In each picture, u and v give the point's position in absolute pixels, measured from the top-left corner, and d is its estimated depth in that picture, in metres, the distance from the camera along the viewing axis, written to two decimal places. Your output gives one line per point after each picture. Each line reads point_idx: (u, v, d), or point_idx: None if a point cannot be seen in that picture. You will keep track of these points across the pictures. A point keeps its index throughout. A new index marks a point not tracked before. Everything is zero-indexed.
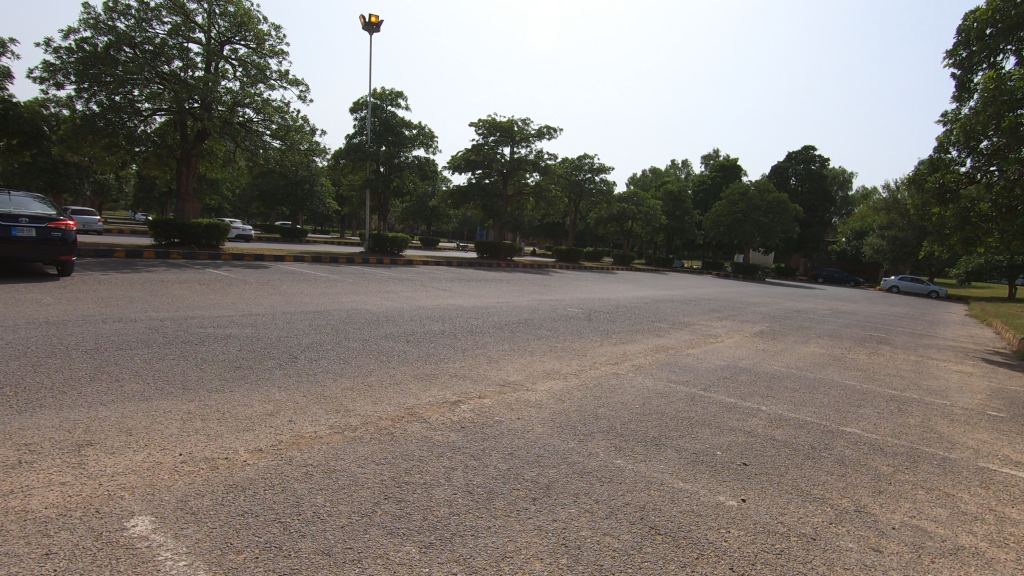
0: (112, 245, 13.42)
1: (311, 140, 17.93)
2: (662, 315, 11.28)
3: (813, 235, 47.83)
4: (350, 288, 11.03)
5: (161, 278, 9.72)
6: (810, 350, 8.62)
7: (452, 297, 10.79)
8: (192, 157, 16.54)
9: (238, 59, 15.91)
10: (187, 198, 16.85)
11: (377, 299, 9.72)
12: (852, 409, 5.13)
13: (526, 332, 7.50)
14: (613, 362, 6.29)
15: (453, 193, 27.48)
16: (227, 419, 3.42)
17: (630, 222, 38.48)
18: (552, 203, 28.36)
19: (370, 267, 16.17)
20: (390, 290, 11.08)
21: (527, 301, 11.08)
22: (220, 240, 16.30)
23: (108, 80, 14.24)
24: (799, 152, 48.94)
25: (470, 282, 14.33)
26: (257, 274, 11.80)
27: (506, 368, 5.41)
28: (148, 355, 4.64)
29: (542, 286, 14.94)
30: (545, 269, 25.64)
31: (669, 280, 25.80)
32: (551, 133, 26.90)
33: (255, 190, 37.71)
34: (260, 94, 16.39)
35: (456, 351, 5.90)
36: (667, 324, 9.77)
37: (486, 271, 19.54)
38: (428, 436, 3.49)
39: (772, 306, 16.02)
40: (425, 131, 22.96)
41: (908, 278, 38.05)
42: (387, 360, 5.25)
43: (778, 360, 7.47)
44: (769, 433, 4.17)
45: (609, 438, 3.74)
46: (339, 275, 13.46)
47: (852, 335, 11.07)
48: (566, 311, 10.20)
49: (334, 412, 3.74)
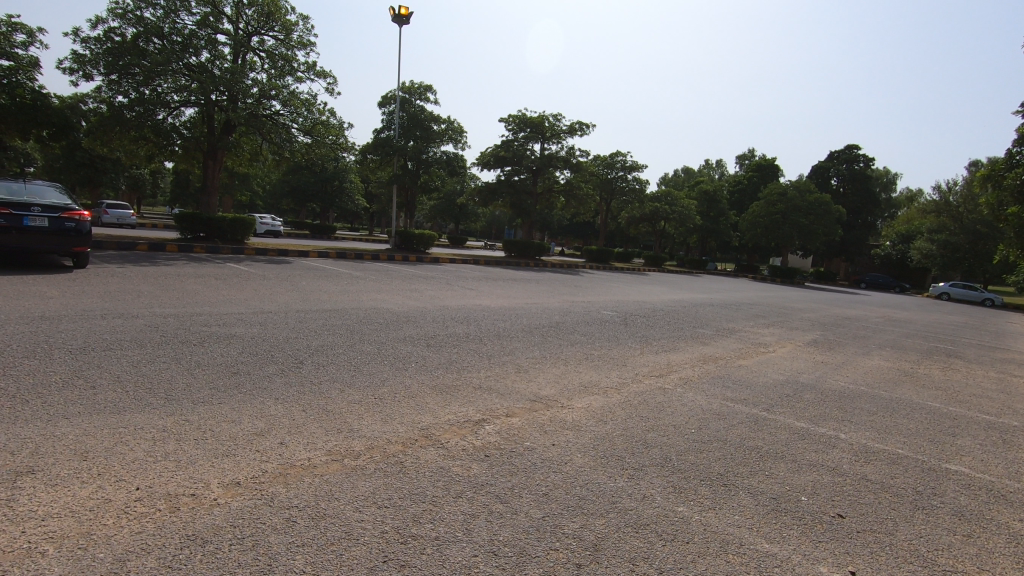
0: (136, 238, 13.25)
1: (338, 133, 17.60)
2: (704, 320, 10.47)
3: (856, 238, 45.79)
4: (372, 285, 10.54)
5: (178, 272, 9.37)
6: (876, 364, 7.73)
7: (479, 297, 10.19)
8: (219, 151, 16.37)
9: (265, 51, 15.68)
10: (213, 192, 16.67)
11: (399, 297, 9.17)
12: (948, 440, 4.31)
13: (558, 338, 6.84)
14: (658, 374, 5.58)
15: (481, 191, 26.90)
16: (203, 442, 2.84)
17: (663, 223, 37.35)
18: (583, 201, 27.60)
19: (395, 264, 15.72)
20: (414, 289, 10.54)
21: (557, 303, 10.40)
22: (245, 235, 16.06)
23: (136, 71, 14.14)
24: (842, 151, 46.96)
25: (498, 281, 13.72)
26: (278, 269, 11.42)
27: (537, 380, 4.76)
28: (138, 357, 4.15)
29: (573, 287, 14.24)
30: (575, 269, 24.87)
31: (705, 283, 24.76)
32: (584, 129, 26.11)
33: (285, 186, 37.87)
34: (287, 87, 16.13)
35: (481, 359, 5.28)
36: (711, 331, 8.96)
37: (514, 271, 18.91)
38: (443, 468, 2.86)
39: (820, 313, 14.95)
40: (454, 126, 22.47)
41: (960, 285, 35.93)
42: (403, 368, 4.65)
43: (843, 374, 6.63)
44: (860, 472, 3.42)
45: (664, 474, 3.04)
46: (362, 272, 13.02)
47: (916, 347, 10.06)
48: (600, 314, 9.49)
49: (335, 433, 3.15)
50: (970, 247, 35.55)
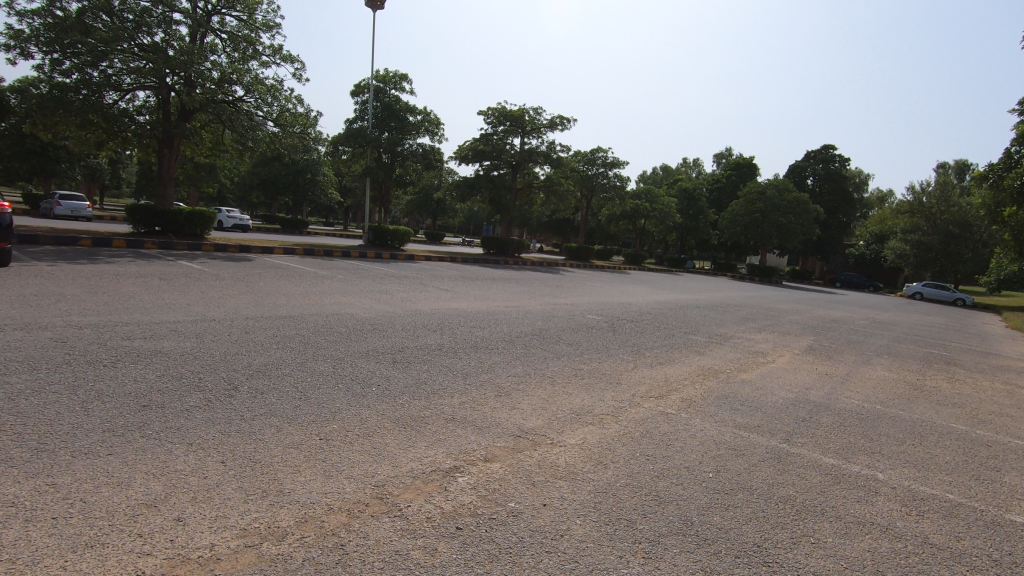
0: (80, 232, 12.11)
1: (306, 123, 16.56)
2: (694, 324, 9.91)
3: (832, 237, 46.20)
4: (338, 286, 9.69)
5: (118, 271, 8.37)
6: (879, 375, 7.24)
7: (456, 300, 9.45)
8: (175, 139, 15.19)
9: (227, 33, 14.59)
10: (169, 183, 15.48)
11: (366, 300, 8.36)
12: (997, 478, 3.72)
13: (541, 349, 6.15)
14: (656, 394, 4.90)
15: (459, 185, 26.02)
16: (63, 525, 2.04)
17: (643, 220, 36.96)
18: (563, 198, 26.95)
19: (367, 262, 14.83)
20: (385, 291, 9.75)
21: (539, 306, 9.71)
22: (204, 229, 14.97)
23: (81, 49, 12.92)
24: (818, 151, 47.25)
25: (476, 281, 12.99)
26: (236, 268, 10.47)
27: (521, 408, 4.03)
28: (20, 387, 3.29)
29: (554, 288, 13.55)
30: (555, 268, 24.23)
31: (686, 282, 24.33)
32: (565, 123, 25.45)
33: (254, 178, 36.30)
34: (250, 72, 15.06)
35: (456, 379, 4.53)
36: (703, 338, 8.36)
37: (492, 269, 18.15)
38: (400, 554, 2.12)
39: (806, 315, 14.58)
40: (431, 118, 21.56)
41: (933, 285, 36.40)
42: (361, 394, 3.88)
43: (853, 390, 6.07)
44: (924, 534, 2.77)
45: (691, 552, 2.35)
46: (330, 270, 12.15)
47: (911, 353, 9.65)
48: (585, 319, 8.83)
49: (260, 499, 2.38)
50: (942, 248, 36.06)
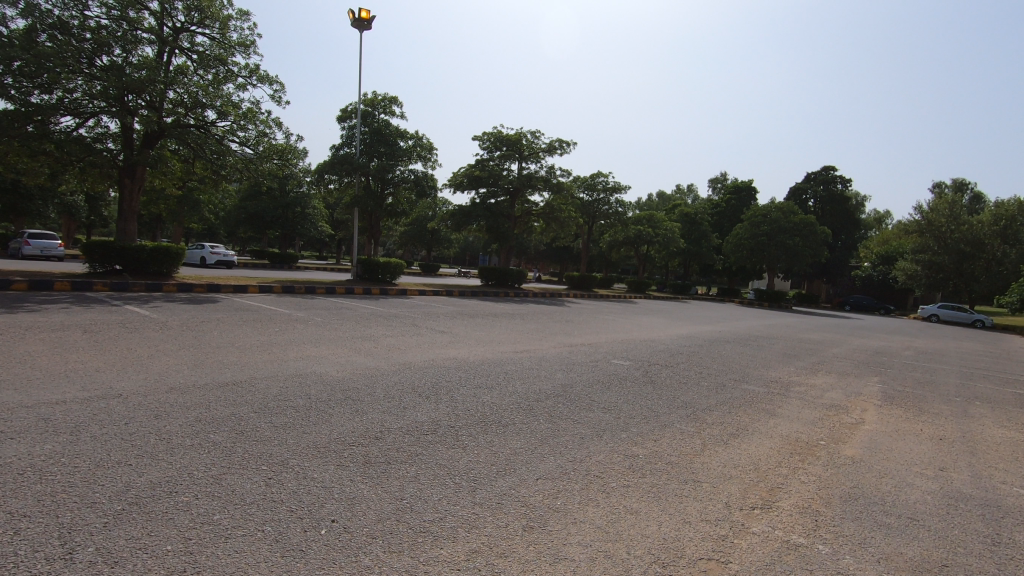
0: (20, 274, 10.54)
1: (286, 150, 15.20)
2: (738, 367, 8.35)
3: (838, 259, 45.00)
4: (312, 332, 8.10)
5: (34, 321, 6.79)
6: (999, 434, 5.63)
7: (454, 346, 7.86)
8: (139, 168, 13.66)
9: (198, 53, 13.37)
10: (130, 217, 13.86)
11: (345, 352, 6.77)
12: None
13: (573, 420, 4.56)
14: (757, 499, 3.29)
15: (454, 214, 24.60)
16: None
17: (646, 247, 35.62)
18: (564, 225, 25.62)
19: (353, 300, 13.31)
20: (369, 336, 8.15)
21: (554, 350, 8.14)
22: (172, 267, 13.45)
23: (28, 69, 11.53)
24: (818, 172, 46.40)
25: (476, 319, 11.42)
26: (195, 312, 8.90)
27: (572, 559, 2.40)
28: None
29: (565, 324, 12.02)
30: (558, 299, 22.74)
31: (700, 311, 22.85)
32: (564, 147, 24.27)
33: (241, 213, 34.86)
34: (224, 94, 13.76)
35: (460, 496, 2.91)
36: (760, 389, 6.78)
37: (493, 303, 16.58)
38: None
39: (845, 347, 13.02)
40: (423, 142, 20.33)
41: (948, 306, 35.10)
42: (300, 550, 2.26)
43: (996, 466, 4.49)
44: None
45: None
46: (307, 310, 10.56)
47: (999, 396, 8.07)
48: (611, 366, 7.28)
49: None
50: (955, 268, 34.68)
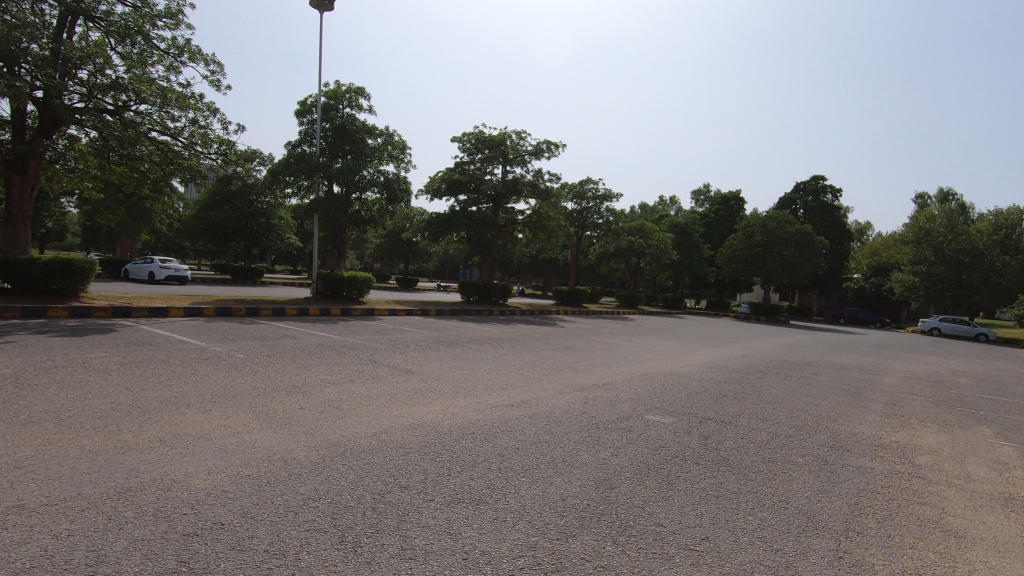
0: None
1: (226, 142, 12.71)
2: (813, 420, 6.09)
3: (830, 271, 43.62)
4: (218, 379, 5.62)
5: None
6: None
7: (421, 399, 5.46)
8: (32, 160, 10.96)
9: (112, 23, 10.95)
10: (22, 223, 11.12)
11: (248, 421, 4.31)
12: None
13: None
14: None
15: (432, 223, 22.12)
16: None
17: (636, 258, 33.58)
18: (553, 234, 23.39)
19: (305, 323, 10.86)
20: (300, 384, 5.68)
21: (564, 402, 5.78)
22: (77, 285, 10.85)
23: None
24: (808, 183, 45.22)
25: (457, 349, 9.04)
26: (60, 350, 6.37)
27: None
28: None
29: (565, 354, 9.69)
30: (547, 316, 20.41)
31: (704, 329, 20.74)
32: (553, 149, 22.10)
33: (199, 223, 31.92)
34: (145, 72, 11.25)
35: None
36: (883, 468, 4.53)
37: (475, 324, 14.19)
38: None
39: (896, 376, 10.88)
40: (394, 140, 17.99)
41: (950, 320, 33.62)
42: None
43: None
44: None
45: None
46: (232, 341, 8.06)
47: None
48: (655, 431, 4.96)
49: None
50: (953, 279, 33.27)
